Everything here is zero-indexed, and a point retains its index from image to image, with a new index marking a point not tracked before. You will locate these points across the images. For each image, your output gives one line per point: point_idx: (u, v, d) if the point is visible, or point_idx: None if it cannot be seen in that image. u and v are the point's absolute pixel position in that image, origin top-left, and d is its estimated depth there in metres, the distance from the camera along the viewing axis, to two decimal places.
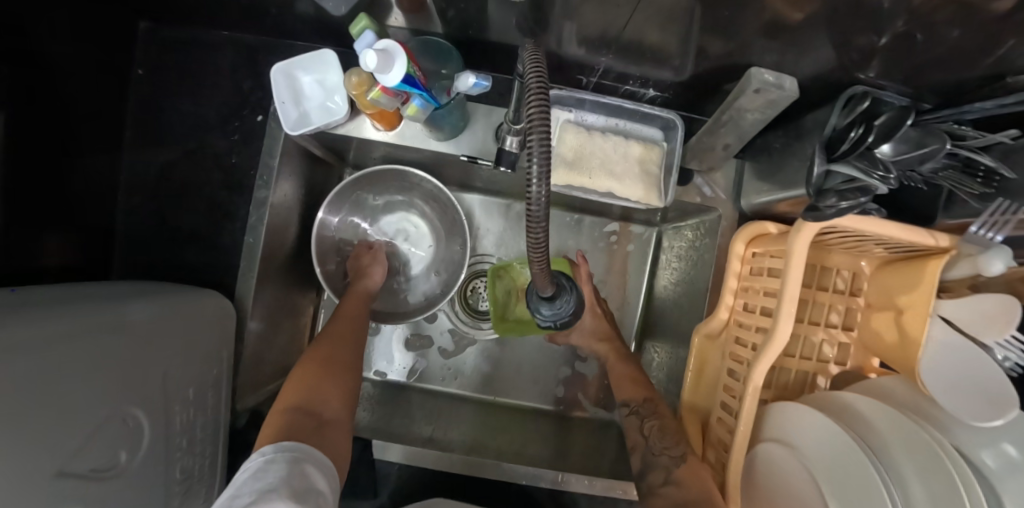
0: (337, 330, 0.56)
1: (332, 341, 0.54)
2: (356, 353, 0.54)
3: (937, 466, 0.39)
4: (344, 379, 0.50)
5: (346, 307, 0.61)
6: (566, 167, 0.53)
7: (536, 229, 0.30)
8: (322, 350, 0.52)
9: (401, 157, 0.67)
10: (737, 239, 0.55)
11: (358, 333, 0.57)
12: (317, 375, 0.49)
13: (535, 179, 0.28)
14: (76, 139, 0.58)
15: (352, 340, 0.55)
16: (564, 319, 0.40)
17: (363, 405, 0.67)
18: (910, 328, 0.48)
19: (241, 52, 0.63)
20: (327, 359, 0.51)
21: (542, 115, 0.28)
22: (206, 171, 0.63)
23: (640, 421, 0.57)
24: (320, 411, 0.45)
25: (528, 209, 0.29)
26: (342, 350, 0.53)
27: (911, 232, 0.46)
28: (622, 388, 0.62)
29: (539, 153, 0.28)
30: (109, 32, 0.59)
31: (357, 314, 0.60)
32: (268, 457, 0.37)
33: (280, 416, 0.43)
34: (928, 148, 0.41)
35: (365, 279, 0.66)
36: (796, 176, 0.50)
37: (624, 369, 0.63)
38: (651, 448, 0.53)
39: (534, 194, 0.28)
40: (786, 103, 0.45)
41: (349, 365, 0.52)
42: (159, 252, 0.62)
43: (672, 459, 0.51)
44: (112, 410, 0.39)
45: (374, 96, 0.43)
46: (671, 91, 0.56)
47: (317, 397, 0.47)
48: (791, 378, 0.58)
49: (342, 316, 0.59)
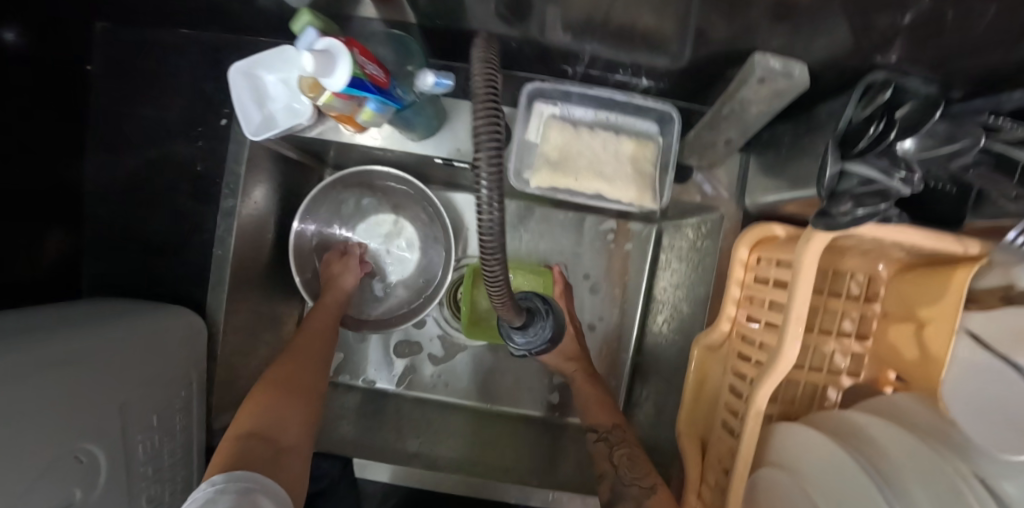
0: (299, 350, 0.54)
1: (293, 361, 0.53)
2: (317, 375, 0.53)
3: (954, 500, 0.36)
4: (304, 403, 0.49)
5: (311, 324, 0.59)
6: (551, 168, 0.49)
7: (491, 262, 0.26)
8: (279, 373, 0.51)
9: (379, 157, 0.63)
10: (740, 243, 0.49)
11: (322, 352, 0.56)
12: (276, 398, 0.47)
13: (484, 203, 0.24)
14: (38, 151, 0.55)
15: (317, 365, 0.54)
16: (539, 347, 0.36)
17: (349, 419, 0.65)
18: (932, 345, 0.44)
19: (202, 50, 0.59)
20: (286, 381, 0.50)
21: (491, 129, 0.25)
22: (172, 178, 0.60)
23: (609, 448, 0.55)
24: (276, 438, 0.43)
25: (481, 239, 0.25)
26: (303, 371, 0.52)
27: (938, 240, 0.42)
28: (589, 412, 0.59)
29: (487, 173, 0.24)
30: (61, 35, 0.55)
31: (324, 330, 0.58)
32: (217, 487, 0.35)
33: (231, 446, 0.41)
34: (955, 145, 0.35)
35: (335, 290, 0.63)
36: (806, 175, 0.44)
37: (592, 389, 0.61)
38: (620, 478, 0.51)
39: (486, 219, 0.25)
40: (796, 93, 0.40)
41: (310, 387, 0.51)
42: (127, 266, 0.60)
43: (643, 490, 0.48)
44: (65, 448, 0.37)
45: (326, 100, 0.39)
46: (667, 80, 0.51)
47: (276, 423, 0.45)
48: (799, 392, 0.54)
49: (309, 334, 0.57)
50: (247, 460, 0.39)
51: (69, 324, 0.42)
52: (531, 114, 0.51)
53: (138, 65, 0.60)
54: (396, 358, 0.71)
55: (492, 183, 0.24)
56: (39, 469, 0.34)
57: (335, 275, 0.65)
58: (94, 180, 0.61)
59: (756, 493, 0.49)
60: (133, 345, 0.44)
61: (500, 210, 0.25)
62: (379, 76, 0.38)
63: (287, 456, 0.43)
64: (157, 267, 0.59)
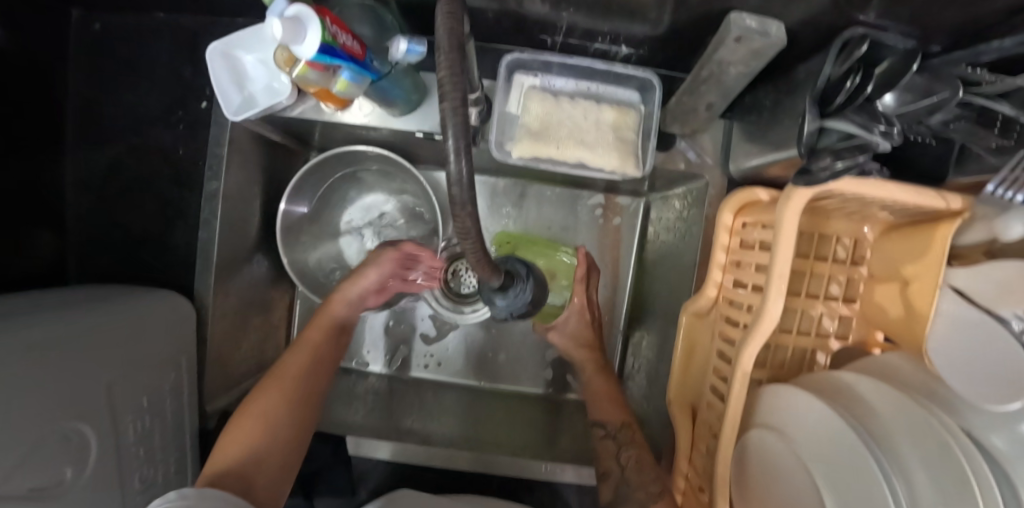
0: (282, 377, 0.53)
1: (279, 383, 0.52)
2: (302, 410, 0.52)
3: (947, 457, 0.36)
4: (282, 442, 0.49)
5: (305, 342, 0.57)
6: (532, 138, 0.49)
7: (464, 217, 0.24)
8: (263, 405, 0.50)
9: (362, 137, 0.62)
10: (723, 209, 0.49)
11: (305, 382, 0.54)
12: (251, 435, 0.47)
13: (451, 154, 0.23)
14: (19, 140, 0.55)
15: (294, 395, 0.52)
16: (521, 310, 0.36)
17: (348, 402, 0.66)
18: (917, 301, 0.44)
19: (178, 34, 0.58)
20: (266, 417, 0.49)
21: (456, 76, 0.23)
22: (153, 164, 0.60)
23: (617, 448, 0.54)
24: (251, 478, 0.44)
25: (450, 193, 0.24)
26: (289, 399, 0.51)
27: (919, 194, 0.40)
28: (598, 407, 0.58)
29: (453, 122, 0.22)
30: (36, 22, 0.54)
31: (310, 351, 0.56)
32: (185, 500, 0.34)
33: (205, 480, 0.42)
34: (935, 99, 0.36)
35: (349, 283, 0.59)
36: (787, 136, 0.44)
37: (604, 385, 0.59)
38: (626, 480, 0.51)
39: (458, 184, 0.23)
40: (772, 53, 0.39)
41: (291, 427, 0.50)
42: (112, 254, 0.60)
43: (650, 495, 0.48)
44: (53, 427, 0.37)
45: (300, 72, 0.38)
46: (646, 48, 0.51)
47: (251, 460, 0.45)
48: (788, 356, 0.53)
49: (295, 355, 0.55)
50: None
51: (53, 307, 0.42)
52: (510, 86, 0.51)
53: (114, 51, 0.59)
54: (390, 338, 0.71)
55: (458, 133, 0.22)
56: (26, 448, 0.35)
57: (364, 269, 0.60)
58: (75, 168, 0.60)
59: (746, 454, 0.49)
60: (118, 330, 0.44)
61: (467, 161, 0.23)
62: (353, 47, 0.38)
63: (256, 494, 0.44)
64: (143, 253, 0.60)
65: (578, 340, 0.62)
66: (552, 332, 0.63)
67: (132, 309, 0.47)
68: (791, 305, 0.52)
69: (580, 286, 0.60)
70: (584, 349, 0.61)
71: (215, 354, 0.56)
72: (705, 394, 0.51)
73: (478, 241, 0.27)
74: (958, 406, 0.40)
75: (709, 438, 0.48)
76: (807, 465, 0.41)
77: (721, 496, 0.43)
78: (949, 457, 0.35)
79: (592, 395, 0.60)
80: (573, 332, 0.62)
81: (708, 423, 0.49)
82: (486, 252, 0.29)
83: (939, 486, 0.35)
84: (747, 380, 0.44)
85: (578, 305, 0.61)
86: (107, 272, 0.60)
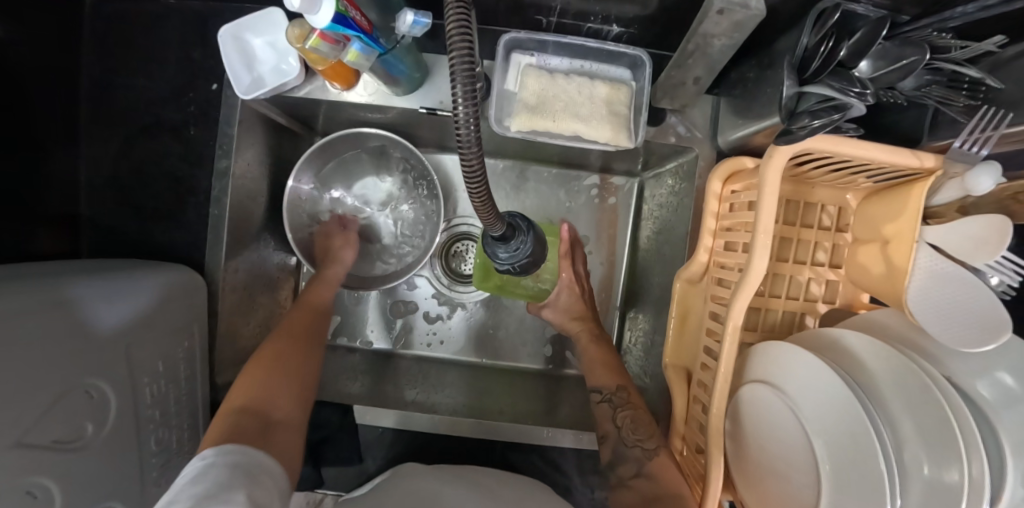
0: (284, 335, 0.54)
1: (285, 336, 0.54)
2: (308, 360, 0.53)
3: (926, 398, 0.39)
4: (292, 387, 0.49)
5: (301, 307, 0.60)
6: (529, 112, 0.51)
7: (471, 158, 0.25)
8: (266, 358, 0.50)
9: (365, 119, 0.65)
10: (713, 177, 0.52)
11: (307, 340, 0.55)
12: (263, 382, 0.47)
13: (460, 99, 0.24)
14: (38, 122, 0.58)
15: (299, 349, 0.53)
16: (523, 262, 0.39)
17: (354, 377, 0.68)
18: (896, 258, 0.46)
19: (190, 22, 0.61)
20: (273, 366, 0.50)
21: (463, 29, 0.24)
22: (166, 145, 0.63)
23: (613, 410, 0.56)
24: (267, 414, 0.44)
25: (458, 136, 0.25)
26: (297, 351, 0.53)
27: (896, 154, 0.42)
28: (595, 374, 0.60)
29: (462, 73, 0.24)
30: (54, 9, 0.57)
31: (307, 315, 0.59)
32: (207, 459, 0.34)
33: (225, 419, 0.42)
34: (905, 60, 0.38)
35: (336, 260, 0.67)
36: (770, 105, 0.47)
37: (597, 351, 0.62)
38: (622, 440, 0.53)
39: (464, 134, 0.24)
40: (754, 25, 0.41)
41: (299, 374, 0.51)
42: (126, 230, 0.63)
43: (645, 451, 0.50)
44: (74, 382, 0.39)
45: (313, 44, 0.41)
46: (636, 26, 0.53)
47: (265, 401, 0.45)
48: (779, 319, 0.56)
49: (293, 317, 0.58)
50: (236, 435, 0.39)
51: (70, 273, 0.44)
52: (509, 65, 0.53)
53: (129, 40, 0.62)
54: (393, 317, 0.73)
55: (465, 80, 0.24)
56: (48, 400, 0.37)
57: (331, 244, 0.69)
58: (90, 152, 0.63)
59: (741, 409, 0.51)
60: (132, 298, 0.46)
61: (476, 105, 0.24)
62: (362, 20, 0.41)
63: (275, 424, 0.43)
64: (159, 232, 0.63)
65: (570, 311, 0.65)
66: (545, 311, 0.66)
67: (144, 281, 0.49)
68: (779, 271, 0.54)
69: (565, 261, 0.64)
70: (575, 320, 0.65)
71: (226, 328, 0.58)
72: (699, 356, 0.52)
73: (484, 189, 0.28)
74: (940, 356, 0.44)
75: (702, 395, 0.50)
76: (802, 416, 0.43)
77: (715, 447, 0.45)
78: (932, 404, 0.38)
79: (588, 363, 0.62)
80: (565, 306, 0.66)
81: (701, 382, 0.51)
82: (492, 205, 0.31)
83: (923, 426, 0.39)
84: (738, 338, 0.46)
85: (568, 281, 0.65)
86: (123, 250, 0.63)
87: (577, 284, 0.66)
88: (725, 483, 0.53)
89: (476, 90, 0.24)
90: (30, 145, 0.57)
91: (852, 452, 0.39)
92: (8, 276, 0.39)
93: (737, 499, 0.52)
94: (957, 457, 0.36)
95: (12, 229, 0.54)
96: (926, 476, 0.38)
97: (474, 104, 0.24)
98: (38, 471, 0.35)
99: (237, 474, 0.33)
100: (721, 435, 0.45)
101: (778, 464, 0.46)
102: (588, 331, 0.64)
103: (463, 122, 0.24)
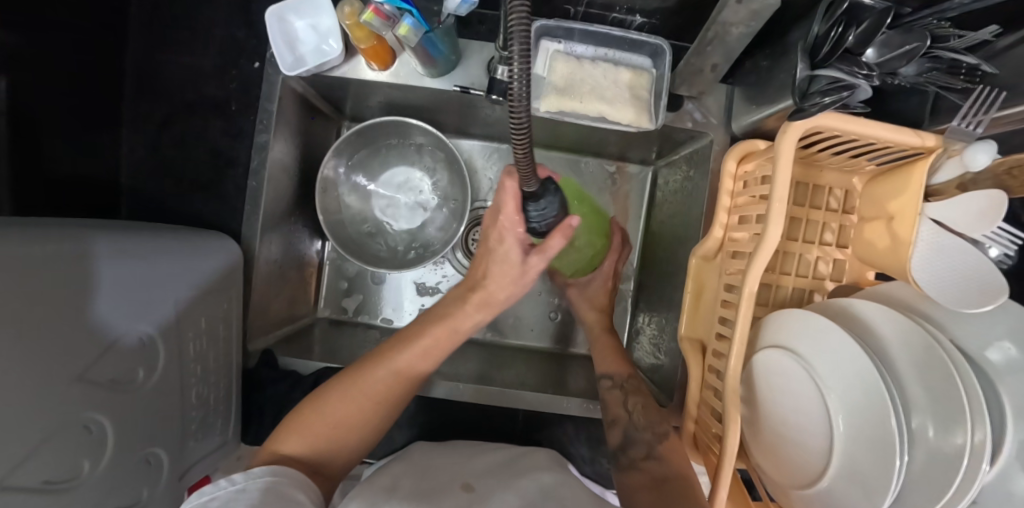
0: (374, 376, 0.48)
1: (385, 375, 0.48)
2: (379, 419, 0.49)
3: (935, 360, 0.42)
4: (364, 433, 0.48)
5: (407, 350, 0.49)
6: (557, 93, 0.55)
7: (519, 110, 0.25)
8: (331, 411, 0.46)
9: (399, 107, 0.68)
10: (727, 158, 0.55)
11: (403, 385, 0.49)
12: (346, 414, 0.46)
13: (516, 55, 0.23)
14: (99, 102, 0.68)
15: (393, 397, 0.49)
16: (550, 221, 0.43)
17: None
18: (900, 230, 0.48)
19: (234, 10, 0.73)
20: (335, 425, 0.46)
21: None
22: (208, 120, 0.73)
23: (623, 395, 0.59)
24: (331, 451, 0.46)
25: (510, 92, 0.24)
26: (387, 389, 0.48)
27: (898, 132, 0.45)
28: (606, 361, 0.63)
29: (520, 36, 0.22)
30: (114, 5, 0.69)
31: (403, 371, 0.49)
32: (236, 485, 0.36)
33: (300, 440, 0.45)
34: (909, 46, 0.42)
35: (488, 286, 0.51)
36: (782, 89, 0.50)
37: (608, 341, 0.66)
38: (633, 424, 0.55)
39: (517, 88, 0.24)
40: (770, 13, 0.44)
41: (382, 420, 0.49)
42: (169, 198, 0.72)
43: (656, 435, 0.53)
44: (127, 330, 0.42)
45: (366, 19, 0.47)
46: (659, 17, 0.57)
47: (336, 435, 0.46)
48: (788, 295, 0.58)
49: (374, 368, 0.48)
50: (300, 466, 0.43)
51: (124, 229, 0.48)
52: (537, 50, 0.56)
53: (173, 26, 0.73)
54: (416, 298, 0.76)
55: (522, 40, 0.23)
56: (104, 344, 0.39)
57: (490, 247, 0.50)
58: (132, 127, 0.72)
59: (754, 375, 0.53)
60: (173, 257, 0.49)
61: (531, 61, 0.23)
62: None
63: (322, 482, 0.44)
64: (196, 199, 0.72)
65: (594, 302, 0.70)
66: (573, 290, 0.71)
67: (184, 246, 0.51)
68: (787, 249, 0.57)
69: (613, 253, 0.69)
70: (594, 310, 0.69)
71: (259, 298, 0.61)
72: (714, 327, 0.55)
73: (526, 138, 0.27)
74: (945, 323, 0.47)
75: (719, 363, 0.52)
76: (822, 383, 0.45)
77: (732, 406, 0.46)
78: (942, 367, 0.41)
79: (600, 351, 0.65)
80: (593, 293, 0.70)
81: (718, 352, 0.52)
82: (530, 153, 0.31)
83: (932, 394, 0.42)
84: (753, 304, 0.47)
85: (607, 272, 0.69)
86: (164, 214, 0.72)
87: (612, 281, 0.70)
88: (738, 453, 0.56)
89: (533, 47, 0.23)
90: (93, 117, 0.67)
91: (871, 422, 0.41)
92: (58, 222, 0.41)
93: (750, 467, 0.54)
94: (962, 420, 0.39)
95: (75, 189, 0.64)
96: (932, 438, 0.41)
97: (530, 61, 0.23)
98: (93, 405, 0.38)
99: (268, 498, 0.35)
100: (736, 398, 0.46)
101: (793, 432, 0.49)
102: (601, 322, 0.68)
103: (517, 75, 0.23)
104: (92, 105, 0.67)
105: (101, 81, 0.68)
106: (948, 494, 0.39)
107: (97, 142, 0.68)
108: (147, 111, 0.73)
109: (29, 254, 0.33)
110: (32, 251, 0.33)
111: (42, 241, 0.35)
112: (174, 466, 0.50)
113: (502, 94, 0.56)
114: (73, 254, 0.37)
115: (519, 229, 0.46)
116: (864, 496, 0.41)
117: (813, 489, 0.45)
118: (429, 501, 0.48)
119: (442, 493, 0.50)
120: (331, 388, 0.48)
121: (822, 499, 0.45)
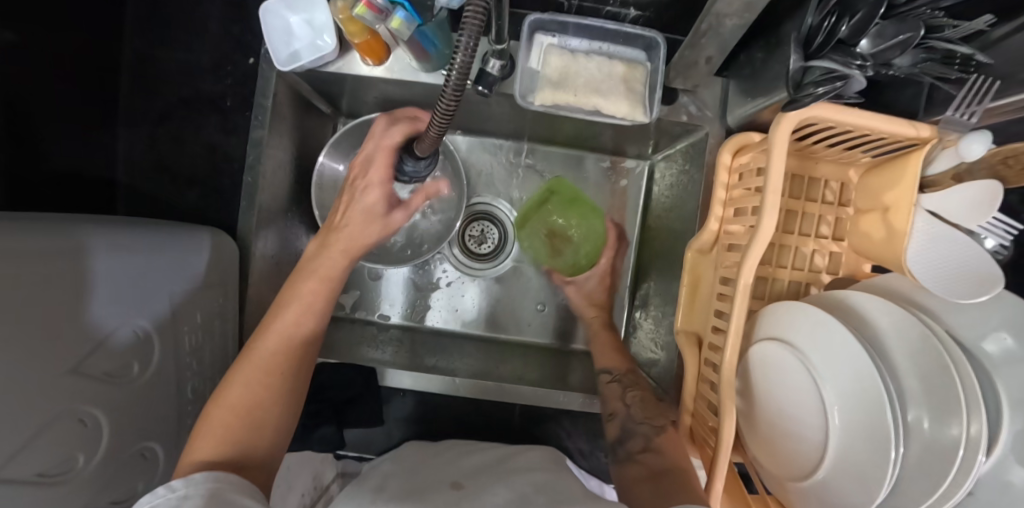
0: (263, 345, 0.47)
1: (272, 337, 0.47)
2: (291, 393, 0.46)
3: (929, 349, 0.42)
4: (282, 411, 0.45)
5: (281, 309, 0.49)
6: (552, 87, 0.55)
7: (450, 100, 0.31)
8: (233, 398, 0.43)
9: (395, 102, 0.68)
10: (723, 150, 0.55)
11: (297, 345, 0.48)
12: (252, 396, 0.44)
13: (461, 47, 0.27)
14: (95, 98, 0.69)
15: (298, 364, 0.48)
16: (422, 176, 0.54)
17: (385, 347, 0.71)
18: (896, 221, 0.48)
19: (229, 7, 0.73)
20: (244, 411, 0.43)
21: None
22: (205, 115, 0.73)
23: (621, 389, 0.62)
24: (254, 439, 0.42)
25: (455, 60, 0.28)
26: (281, 354, 0.47)
27: (893, 123, 0.45)
28: (603, 355, 0.68)
29: (470, 30, 0.27)
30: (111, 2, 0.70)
31: (289, 332, 0.48)
32: (177, 493, 0.34)
33: (209, 436, 0.41)
34: (902, 36, 0.40)
35: (346, 229, 0.53)
36: (776, 81, 0.49)
37: (607, 337, 0.70)
38: (631, 417, 0.58)
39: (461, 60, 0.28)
40: (764, 4, 0.43)
41: (294, 395, 0.47)
42: (164, 193, 0.73)
43: (653, 428, 0.56)
44: (122, 325, 0.42)
45: (359, 12, 0.46)
46: (652, 10, 0.57)
47: (253, 421, 0.43)
48: (784, 288, 0.58)
49: (267, 337, 0.47)
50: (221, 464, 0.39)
51: (118, 223, 0.48)
52: (532, 44, 0.56)
53: (169, 23, 0.73)
54: (410, 293, 0.76)
55: (471, 31, 0.27)
56: (99, 339, 0.39)
57: (354, 195, 0.55)
58: (127, 123, 0.73)
59: (751, 368, 0.52)
60: (169, 251, 0.49)
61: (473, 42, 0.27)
62: None
63: (251, 474, 0.41)
64: (193, 195, 0.73)
65: (592, 298, 0.74)
66: (570, 288, 0.75)
67: (178, 239, 0.52)
68: (782, 241, 0.57)
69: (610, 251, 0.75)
70: (593, 307, 0.73)
71: (255, 293, 0.61)
72: (709, 320, 0.54)
73: (454, 103, 0.32)
74: (941, 316, 0.47)
75: (714, 355, 0.51)
76: (815, 373, 0.45)
77: (727, 399, 0.45)
78: (941, 360, 0.41)
79: (599, 347, 0.69)
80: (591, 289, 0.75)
81: (713, 344, 0.52)
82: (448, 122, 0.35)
83: (927, 384, 0.41)
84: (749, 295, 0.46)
85: (602, 270, 0.75)
86: (159, 209, 0.73)
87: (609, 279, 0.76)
88: (736, 446, 0.56)
89: (482, 25, 0.27)
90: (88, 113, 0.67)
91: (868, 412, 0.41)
92: (53, 218, 0.41)
93: (747, 460, 0.54)
94: (958, 411, 0.39)
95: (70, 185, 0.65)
96: (929, 429, 0.40)
97: (477, 34, 0.27)
98: (89, 398, 0.38)
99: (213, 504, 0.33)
100: (732, 389, 0.46)
101: (790, 424, 0.48)
102: (601, 318, 0.72)
103: (462, 50, 0.27)
104: (87, 101, 0.67)
105: (97, 78, 0.69)
106: (943, 484, 0.39)
107: (92, 137, 0.68)
108: (142, 107, 0.73)
109: (25, 248, 0.33)
110: (29, 245, 0.34)
111: (40, 236, 0.35)
112: (171, 459, 0.50)
113: (490, 87, 0.53)
114: (69, 250, 0.37)
115: (382, 184, 0.54)
116: (862, 489, 0.41)
117: (810, 482, 0.45)
118: (418, 498, 0.47)
119: (433, 491, 0.50)
120: (229, 373, 0.45)
121: (817, 490, 0.45)
